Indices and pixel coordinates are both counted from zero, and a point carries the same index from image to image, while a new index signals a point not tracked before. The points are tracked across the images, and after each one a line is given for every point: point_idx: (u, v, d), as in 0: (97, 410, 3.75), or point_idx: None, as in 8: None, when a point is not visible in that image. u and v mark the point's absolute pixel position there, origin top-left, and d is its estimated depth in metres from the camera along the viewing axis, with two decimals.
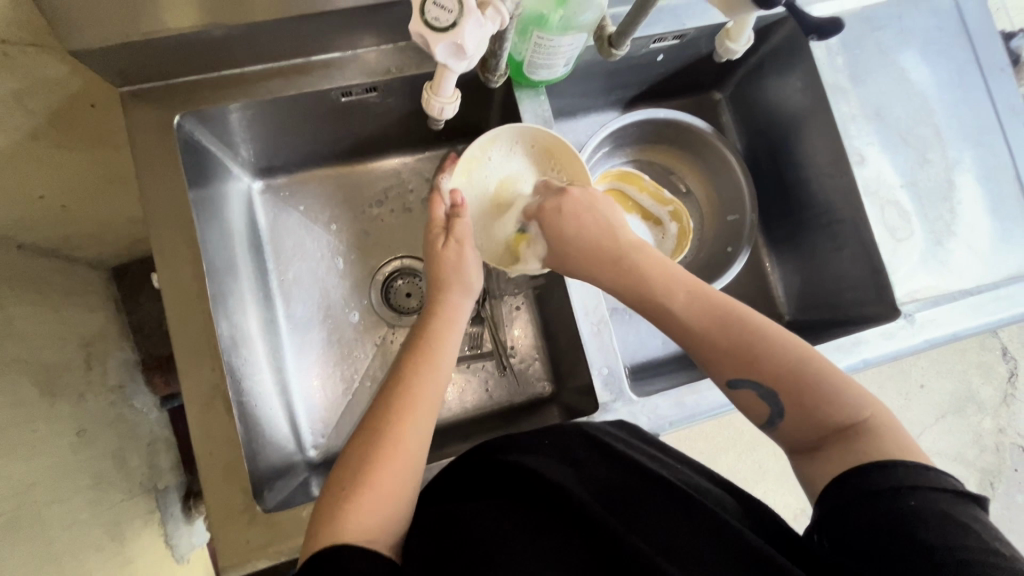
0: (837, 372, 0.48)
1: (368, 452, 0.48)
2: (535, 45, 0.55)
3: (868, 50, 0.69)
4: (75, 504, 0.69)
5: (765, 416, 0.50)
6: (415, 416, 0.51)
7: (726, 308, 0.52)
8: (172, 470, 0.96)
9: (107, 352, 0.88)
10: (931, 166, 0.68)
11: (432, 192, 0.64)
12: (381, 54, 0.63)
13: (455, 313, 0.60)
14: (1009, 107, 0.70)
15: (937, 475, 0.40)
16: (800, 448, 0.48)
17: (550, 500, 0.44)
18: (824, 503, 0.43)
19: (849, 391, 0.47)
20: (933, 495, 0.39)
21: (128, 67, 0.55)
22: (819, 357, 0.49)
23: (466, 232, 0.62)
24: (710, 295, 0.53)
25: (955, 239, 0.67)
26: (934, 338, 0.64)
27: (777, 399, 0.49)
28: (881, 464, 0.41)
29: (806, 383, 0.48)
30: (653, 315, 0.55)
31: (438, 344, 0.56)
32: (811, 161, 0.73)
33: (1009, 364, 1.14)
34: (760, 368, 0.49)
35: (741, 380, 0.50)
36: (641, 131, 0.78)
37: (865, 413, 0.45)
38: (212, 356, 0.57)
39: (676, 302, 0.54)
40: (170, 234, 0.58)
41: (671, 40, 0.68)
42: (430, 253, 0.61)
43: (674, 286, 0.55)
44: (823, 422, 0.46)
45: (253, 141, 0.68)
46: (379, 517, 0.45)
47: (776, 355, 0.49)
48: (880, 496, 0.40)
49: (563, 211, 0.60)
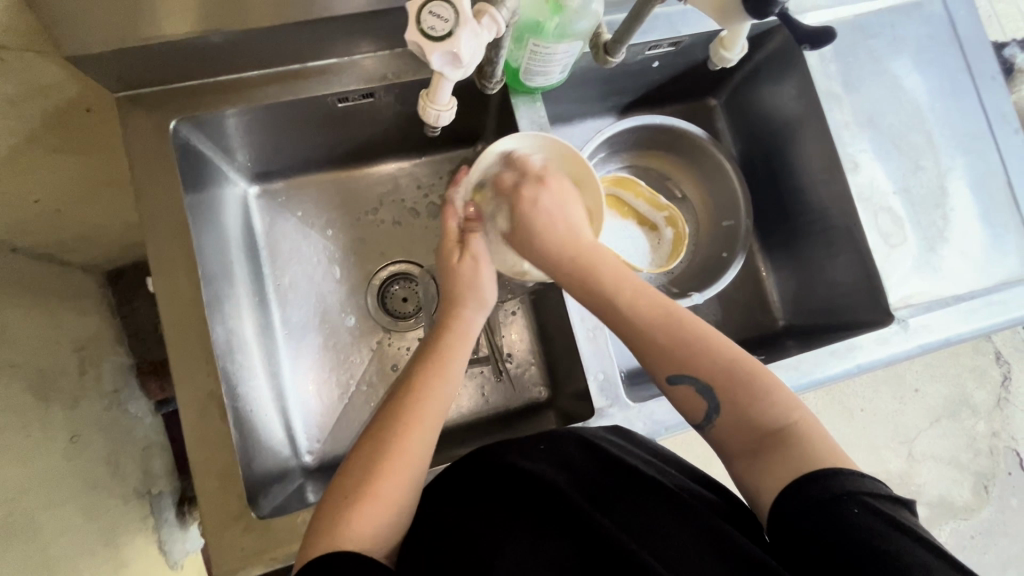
0: (768, 374, 0.48)
1: (372, 461, 0.48)
2: (531, 52, 0.56)
3: (861, 57, 0.70)
4: (68, 510, 0.68)
5: (703, 412, 0.49)
6: (422, 429, 0.50)
7: (669, 306, 0.51)
8: (167, 475, 0.96)
9: (101, 356, 0.88)
10: (923, 173, 0.69)
11: (445, 203, 0.63)
12: (378, 60, 0.63)
13: (468, 328, 0.59)
14: (999, 115, 0.71)
15: (869, 480, 0.41)
16: (739, 450, 0.47)
17: (544, 509, 0.44)
18: (772, 519, 0.42)
19: (779, 393, 0.47)
20: (871, 500, 0.39)
21: (125, 72, 0.55)
22: (753, 359, 0.49)
23: (482, 249, 0.61)
24: (652, 292, 0.52)
25: (947, 245, 0.67)
26: (927, 343, 0.64)
27: (714, 394, 0.48)
28: (820, 474, 0.41)
29: (738, 382, 0.48)
30: (597, 310, 0.53)
31: (450, 357, 0.56)
32: (805, 168, 0.73)
33: (1002, 368, 1.14)
34: (696, 365, 0.49)
35: (679, 376, 0.49)
36: (637, 138, 0.78)
37: (794, 416, 0.46)
38: (207, 361, 0.56)
39: (623, 296, 0.52)
40: (166, 239, 0.58)
41: (666, 47, 0.68)
42: (445, 267, 0.61)
43: (623, 279, 0.53)
44: (755, 422, 0.47)
45: (249, 146, 0.68)
46: (379, 526, 0.45)
47: (712, 352, 0.49)
48: (825, 506, 0.40)
49: (539, 203, 0.57)
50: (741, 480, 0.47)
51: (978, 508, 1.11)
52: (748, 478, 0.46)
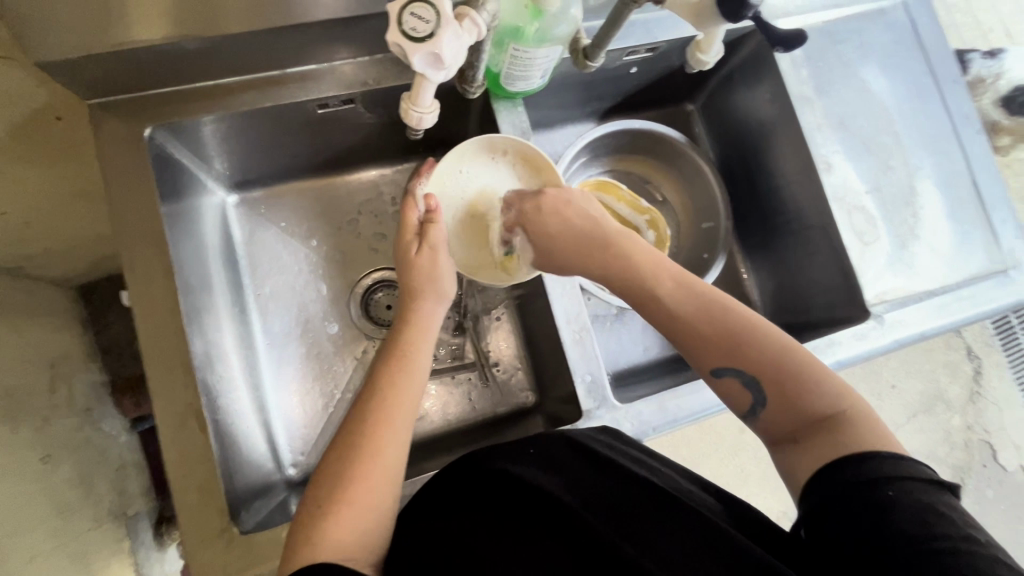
0: (816, 363, 0.48)
1: (345, 467, 0.47)
2: (511, 57, 0.56)
3: (831, 63, 0.72)
4: (36, 535, 0.65)
5: (749, 404, 0.50)
6: (391, 429, 0.49)
7: (711, 297, 0.52)
8: (143, 495, 0.93)
9: (73, 373, 0.85)
10: (892, 173, 0.71)
11: (407, 194, 0.62)
12: (357, 66, 0.63)
13: (428, 321, 0.58)
14: (962, 116, 0.74)
15: (910, 464, 0.41)
16: (781, 438, 0.48)
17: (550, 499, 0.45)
18: (806, 500, 0.43)
19: (829, 380, 0.47)
20: (910, 484, 0.40)
21: (98, 78, 0.54)
22: (799, 349, 0.49)
23: (440, 238, 0.60)
24: (694, 285, 0.53)
25: (918, 242, 0.69)
26: (903, 338, 0.66)
27: (760, 389, 0.49)
28: (860, 456, 0.42)
29: (788, 371, 0.48)
30: (641, 303, 0.55)
31: (413, 352, 0.55)
32: (780, 170, 0.75)
33: (973, 363, 1.18)
34: (743, 357, 0.49)
35: (724, 368, 0.50)
36: (617, 142, 0.79)
37: (841, 406, 0.46)
38: (186, 372, 0.55)
39: (664, 291, 0.53)
40: (142, 248, 0.56)
41: (644, 53, 0.70)
42: (403, 258, 0.59)
43: (662, 272, 0.54)
44: (802, 411, 0.47)
45: (227, 154, 0.67)
46: (358, 533, 0.44)
47: (759, 344, 0.49)
48: (861, 487, 0.40)
49: (542, 211, 0.60)
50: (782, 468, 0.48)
51: None
52: (785, 465, 0.47)
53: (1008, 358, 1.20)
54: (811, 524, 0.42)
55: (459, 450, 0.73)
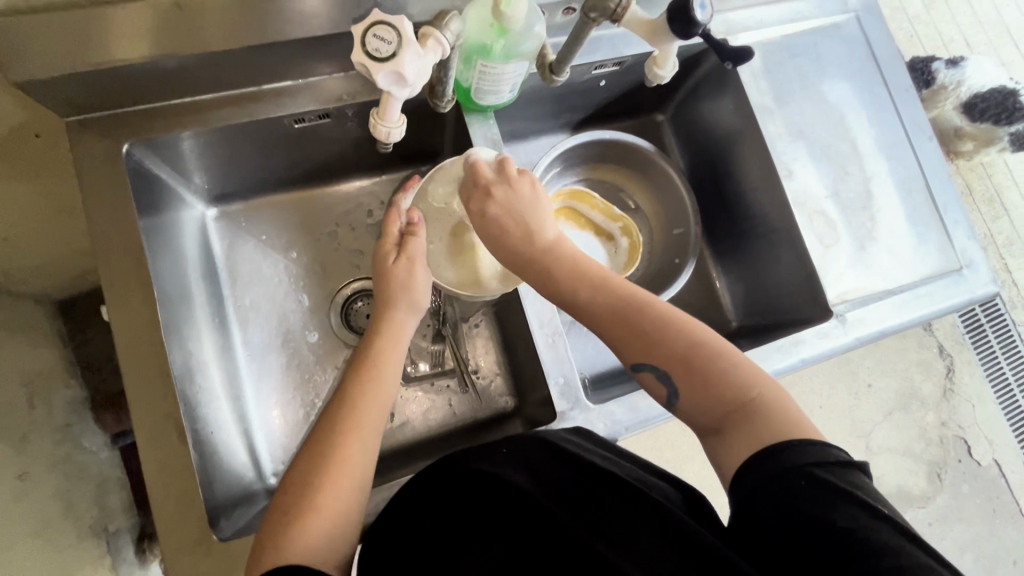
0: (727, 353, 0.51)
1: (314, 475, 0.48)
2: (480, 71, 0.58)
3: (790, 74, 0.75)
4: (14, 552, 0.65)
5: (664, 396, 0.53)
6: (360, 437, 0.51)
7: (625, 299, 0.54)
8: (125, 511, 0.92)
9: (52, 389, 0.85)
10: (851, 178, 0.74)
11: (390, 207, 0.64)
12: (332, 82, 0.65)
13: (401, 332, 0.60)
14: (915, 124, 0.77)
15: (820, 449, 0.43)
16: (705, 428, 0.50)
17: (492, 510, 0.45)
18: (733, 495, 0.44)
19: (737, 370, 0.50)
20: (819, 469, 0.42)
21: (76, 96, 0.55)
22: (709, 341, 0.51)
23: (419, 252, 0.61)
24: (611, 282, 0.55)
25: (876, 244, 0.72)
26: (863, 336, 0.69)
27: (673, 381, 0.51)
28: (775, 448, 0.44)
29: (698, 363, 0.50)
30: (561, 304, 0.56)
31: (383, 363, 0.57)
32: (745, 177, 0.78)
33: (945, 361, 1.22)
34: (657, 356, 0.52)
35: (641, 363, 0.53)
36: (589, 152, 0.82)
37: (754, 393, 0.48)
38: (163, 383, 0.56)
39: (581, 298, 0.54)
40: (119, 261, 0.57)
41: (611, 67, 0.73)
42: (380, 268, 0.61)
43: (581, 280, 0.54)
44: (714, 403, 0.49)
45: (206, 169, 0.68)
46: (324, 540, 0.45)
47: (670, 338, 0.51)
48: (778, 479, 0.42)
49: (489, 215, 0.55)
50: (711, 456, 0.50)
51: (932, 495, 1.16)
52: (713, 451, 0.49)
53: (978, 356, 1.24)
54: (738, 517, 0.43)
55: (439, 456, 0.74)
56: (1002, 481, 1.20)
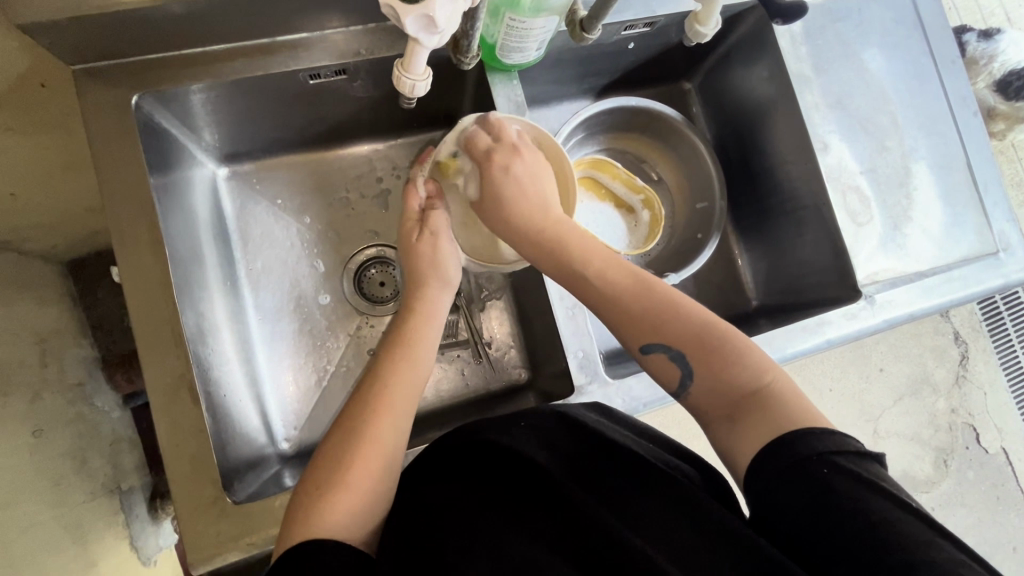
0: (741, 338, 0.50)
1: (345, 452, 0.47)
2: (507, 27, 0.55)
3: (830, 41, 0.71)
4: (30, 507, 0.66)
5: (677, 379, 0.51)
6: (392, 413, 0.50)
7: (637, 275, 0.53)
8: (136, 470, 0.93)
9: (64, 349, 0.84)
10: (888, 153, 0.71)
11: (406, 183, 0.63)
12: (349, 36, 0.62)
13: (436, 309, 0.59)
14: (960, 98, 0.73)
15: (838, 438, 0.42)
16: (714, 417, 0.49)
17: (511, 488, 0.44)
18: (750, 486, 0.43)
19: (751, 355, 0.49)
20: (840, 459, 0.40)
21: (83, 43, 0.53)
22: (721, 323, 0.51)
23: (442, 225, 0.62)
24: (623, 261, 0.54)
25: (911, 223, 0.69)
26: (892, 318, 0.67)
27: (686, 360, 0.50)
28: (792, 437, 0.42)
29: (711, 345, 0.49)
30: (571, 284, 0.54)
31: (416, 340, 0.56)
32: (776, 149, 0.75)
33: (960, 348, 1.20)
34: (668, 333, 0.50)
35: (651, 345, 0.51)
36: (613, 119, 0.79)
37: (766, 378, 0.47)
38: (176, 344, 0.55)
39: (592, 269, 0.53)
40: (130, 217, 0.55)
41: (642, 27, 0.69)
42: (405, 246, 0.61)
43: (592, 251, 0.54)
44: (726, 387, 0.48)
45: (216, 125, 0.66)
46: (356, 515, 0.45)
47: (681, 319, 0.50)
48: (799, 468, 0.40)
49: (510, 171, 0.57)
50: (717, 442, 0.48)
51: (937, 481, 1.16)
52: (723, 439, 0.47)
53: (994, 343, 1.21)
54: (758, 509, 0.42)
55: (450, 426, 0.73)
56: (1007, 469, 1.19)
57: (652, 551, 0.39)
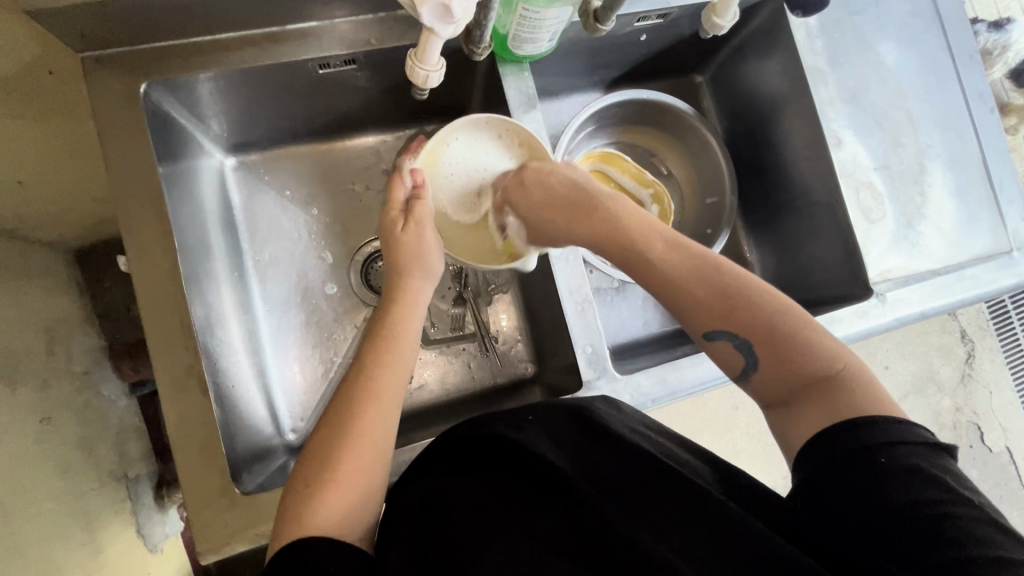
0: (816, 327, 0.48)
1: (334, 447, 0.46)
2: (520, 17, 0.54)
3: (846, 34, 0.70)
4: (38, 494, 0.66)
5: (740, 366, 0.50)
6: (378, 409, 0.49)
7: (704, 260, 0.52)
8: (143, 457, 0.93)
9: (71, 337, 0.85)
10: (903, 149, 0.70)
11: (395, 172, 0.62)
12: (359, 25, 0.61)
13: (415, 299, 0.57)
14: (976, 94, 0.72)
15: (907, 428, 0.41)
16: (772, 400, 0.49)
17: (533, 483, 0.44)
18: (800, 469, 0.43)
19: (825, 343, 0.47)
20: (902, 449, 0.40)
21: (91, 30, 0.52)
22: (796, 311, 0.49)
23: (426, 215, 0.59)
24: (688, 245, 0.53)
25: (924, 221, 0.69)
26: (904, 316, 0.66)
27: (752, 349, 0.49)
28: (852, 423, 0.42)
29: (782, 332, 0.48)
30: (634, 270, 0.54)
31: (398, 332, 0.54)
32: (788, 144, 0.74)
33: (967, 346, 1.19)
34: (737, 320, 0.49)
35: (717, 333, 0.50)
36: (624, 112, 0.78)
37: (837, 365, 0.46)
38: (186, 335, 0.55)
39: (655, 254, 0.53)
40: (138, 207, 0.55)
41: (655, 19, 0.68)
42: (388, 236, 0.59)
43: (653, 237, 0.54)
44: (793, 372, 0.47)
45: (224, 114, 0.65)
46: (346, 512, 0.44)
47: (755, 305, 0.49)
48: (857, 455, 0.40)
49: (525, 182, 0.59)
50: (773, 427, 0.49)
51: None
52: (779, 425, 0.48)
53: (1001, 343, 1.21)
54: (804, 494, 0.42)
55: (457, 419, 0.73)
56: (1011, 468, 1.19)
57: (659, 552, 0.39)
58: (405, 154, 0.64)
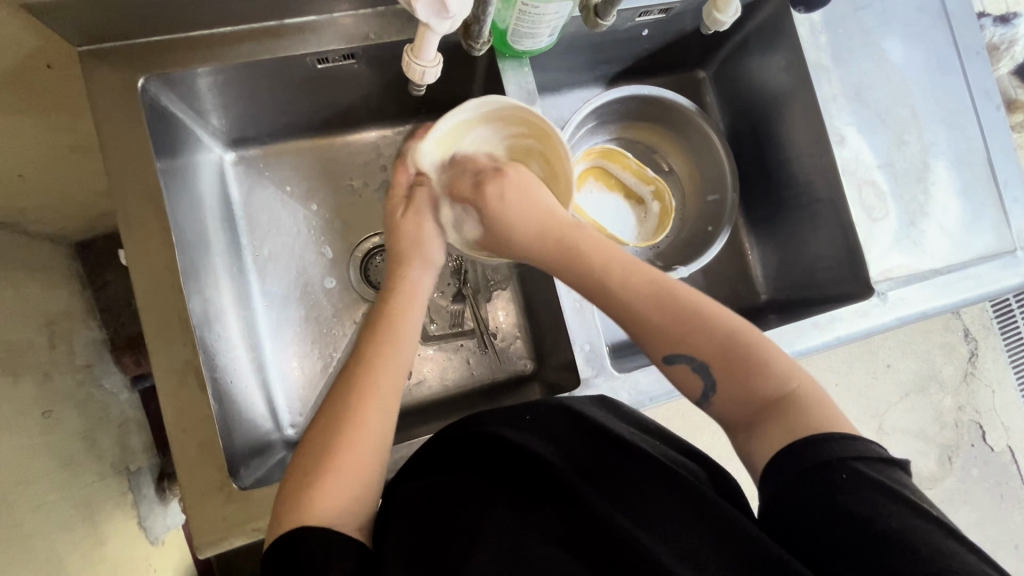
0: (769, 346, 0.48)
1: (331, 438, 0.47)
2: (519, 12, 0.54)
3: (851, 30, 0.69)
4: (40, 487, 0.67)
5: (700, 389, 0.49)
6: (378, 398, 0.49)
7: (659, 285, 0.51)
8: (144, 450, 0.94)
9: (72, 330, 0.85)
10: (907, 147, 0.69)
11: (399, 161, 0.65)
12: (358, 20, 0.61)
13: (415, 288, 0.58)
14: (983, 92, 0.71)
15: (860, 443, 0.41)
16: (736, 422, 0.47)
17: (508, 485, 0.44)
18: (762, 487, 0.42)
19: (780, 363, 0.47)
20: (859, 464, 0.40)
21: (90, 23, 0.52)
22: (751, 331, 0.49)
23: (427, 203, 0.62)
24: (643, 270, 0.53)
25: (927, 220, 0.68)
26: (905, 316, 0.65)
27: (710, 371, 0.48)
28: (808, 440, 0.41)
29: (739, 354, 0.47)
30: (591, 295, 0.53)
31: (398, 323, 0.55)
32: (791, 142, 0.73)
33: (969, 345, 1.18)
34: (694, 342, 0.49)
35: (674, 355, 0.49)
36: (625, 108, 0.77)
37: (793, 383, 0.45)
38: (184, 330, 0.55)
39: (613, 280, 0.52)
40: (137, 202, 0.55)
41: (657, 14, 0.67)
42: (390, 221, 0.62)
43: (611, 262, 0.53)
44: (752, 394, 0.46)
45: (223, 109, 0.65)
46: (346, 500, 0.44)
47: (708, 327, 0.49)
48: (816, 472, 0.40)
49: (505, 196, 0.59)
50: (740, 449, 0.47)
51: (941, 477, 1.15)
52: (744, 445, 0.46)
53: (1004, 341, 1.20)
54: (770, 509, 0.42)
55: (455, 416, 0.73)
56: (1012, 468, 1.19)
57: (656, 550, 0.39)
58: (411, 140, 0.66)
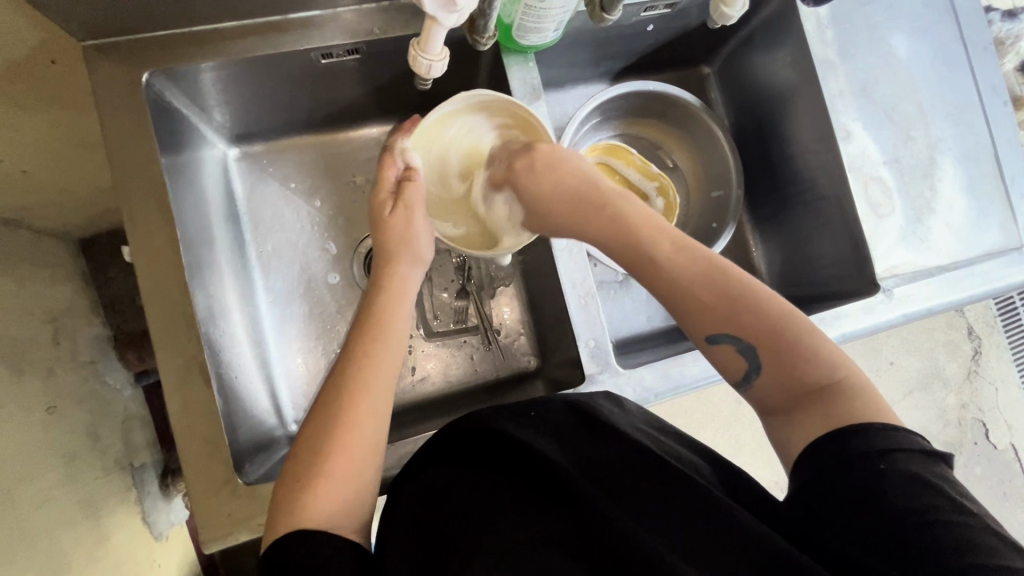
0: (818, 333, 0.47)
1: (326, 439, 0.46)
2: (524, 6, 0.54)
3: (858, 25, 0.69)
4: (45, 482, 0.67)
5: (743, 371, 0.49)
6: (368, 399, 0.49)
7: (710, 263, 0.50)
8: (148, 447, 0.94)
9: (76, 327, 0.85)
10: (913, 143, 0.69)
11: (387, 150, 0.61)
12: (362, 14, 0.60)
13: (404, 285, 0.57)
14: (990, 87, 0.71)
15: (903, 435, 0.40)
16: (774, 408, 0.47)
17: (527, 479, 0.44)
18: (795, 476, 0.43)
19: (832, 350, 0.46)
20: (901, 456, 0.39)
21: (94, 18, 0.52)
22: (800, 317, 0.48)
23: (416, 197, 0.59)
24: (693, 249, 0.51)
25: (934, 216, 0.68)
26: (911, 313, 0.65)
27: (757, 354, 0.48)
28: (855, 429, 0.41)
29: (788, 338, 0.47)
30: (637, 268, 0.52)
31: (388, 321, 0.54)
32: (797, 137, 0.73)
33: (973, 343, 1.18)
34: (742, 324, 0.48)
35: (719, 335, 0.49)
36: (629, 104, 0.77)
37: (839, 374, 0.45)
38: (188, 326, 0.55)
39: (661, 254, 0.51)
40: (141, 198, 0.55)
41: (662, 8, 0.67)
42: (377, 219, 0.59)
43: (658, 236, 0.52)
44: (797, 380, 0.46)
45: (226, 104, 0.65)
46: (340, 504, 0.44)
47: (759, 310, 0.48)
48: (855, 463, 0.40)
49: (534, 169, 0.58)
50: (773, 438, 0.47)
51: None
52: (779, 435, 0.46)
53: (1008, 339, 1.19)
54: (799, 499, 0.41)
55: (459, 412, 0.73)
56: (1016, 465, 1.18)
57: (660, 550, 0.39)
58: (400, 132, 0.62)
